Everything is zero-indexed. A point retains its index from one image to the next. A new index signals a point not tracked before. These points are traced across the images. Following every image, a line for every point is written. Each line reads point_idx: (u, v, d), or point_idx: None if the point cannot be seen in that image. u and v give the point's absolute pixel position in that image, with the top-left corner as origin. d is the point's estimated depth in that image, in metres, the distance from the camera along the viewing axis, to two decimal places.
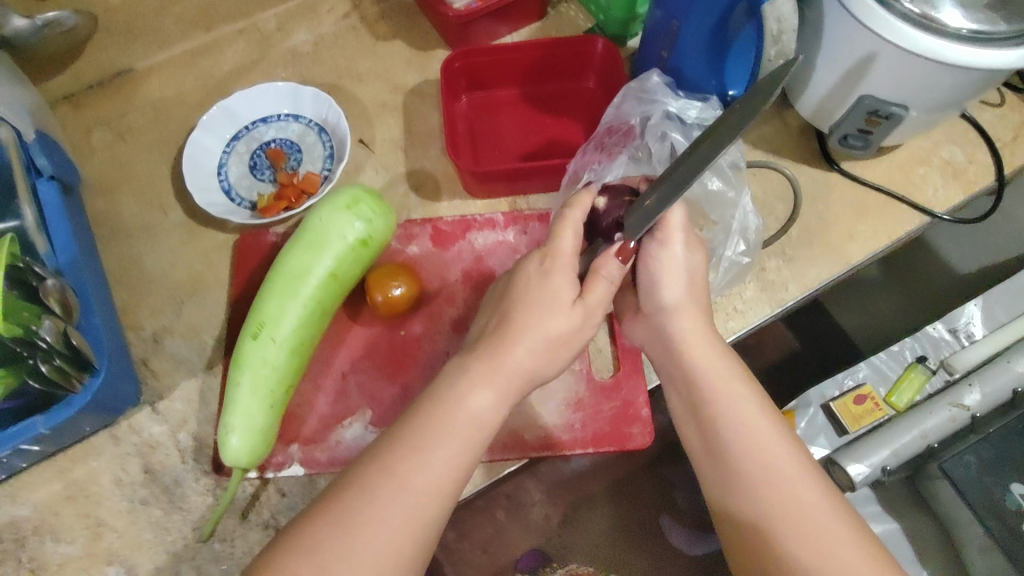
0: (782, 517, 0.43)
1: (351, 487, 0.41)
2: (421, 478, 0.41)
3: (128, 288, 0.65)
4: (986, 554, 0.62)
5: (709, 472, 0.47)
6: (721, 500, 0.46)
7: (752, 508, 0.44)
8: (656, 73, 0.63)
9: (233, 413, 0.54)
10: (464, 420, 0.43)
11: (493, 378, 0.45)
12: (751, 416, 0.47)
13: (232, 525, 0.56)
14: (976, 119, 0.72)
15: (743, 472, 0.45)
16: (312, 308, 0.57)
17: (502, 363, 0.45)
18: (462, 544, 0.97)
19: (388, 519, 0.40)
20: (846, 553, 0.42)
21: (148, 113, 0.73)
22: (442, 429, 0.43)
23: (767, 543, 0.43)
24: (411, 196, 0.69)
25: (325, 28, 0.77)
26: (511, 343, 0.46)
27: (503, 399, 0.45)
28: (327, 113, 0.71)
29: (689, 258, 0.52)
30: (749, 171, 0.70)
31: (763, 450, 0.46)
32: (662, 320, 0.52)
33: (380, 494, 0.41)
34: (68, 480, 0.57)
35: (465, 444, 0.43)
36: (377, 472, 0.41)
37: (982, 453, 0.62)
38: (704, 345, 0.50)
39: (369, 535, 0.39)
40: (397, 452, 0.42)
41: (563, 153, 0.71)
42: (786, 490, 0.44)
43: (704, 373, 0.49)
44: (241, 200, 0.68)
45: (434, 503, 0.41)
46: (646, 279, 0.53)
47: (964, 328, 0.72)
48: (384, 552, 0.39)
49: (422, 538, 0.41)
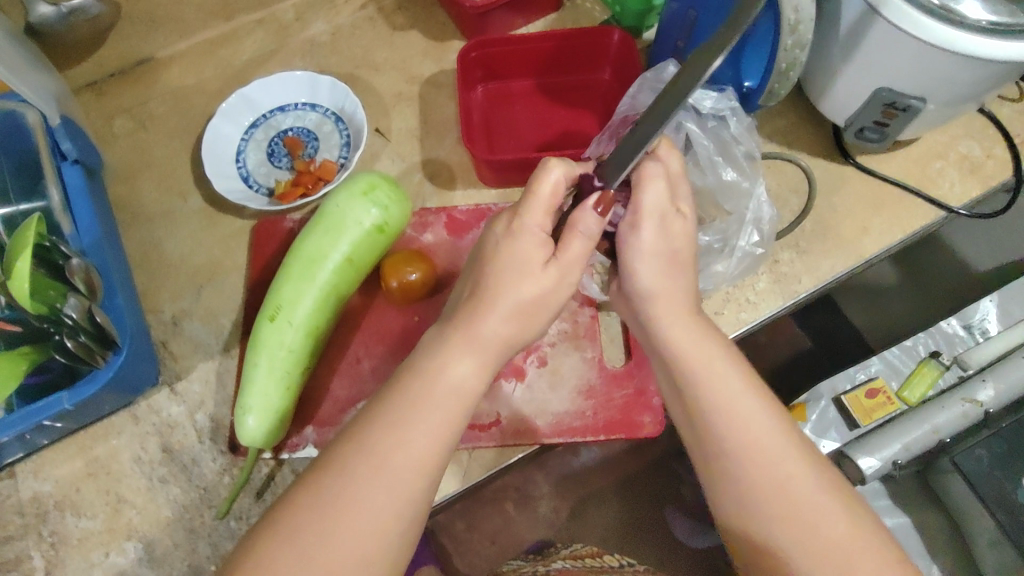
0: (772, 497, 0.44)
1: (331, 471, 0.41)
2: (398, 460, 0.41)
3: (148, 272, 0.66)
4: (994, 549, 0.62)
5: (700, 455, 0.47)
6: (710, 482, 0.47)
7: (740, 491, 0.45)
8: (672, 62, 0.61)
9: (250, 395, 0.54)
10: (444, 390, 0.44)
11: (474, 347, 0.45)
12: (739, 398, 0.46)
13: (247, 504, 0.57)
14: (995, 113, 0.71)
15: (732, 452, 0.45)
16: (328, 292, 0.58)
17: (475, 333, 0.45)
18: (471, 534, 0.99)
19: (368, 505, 0.40)
20: (836, 533, 0.42)
21: (169, 101, 0.74)
22: (426, 401, 0.43)
23: (755, 523, 0.44)
24: (426, 185, 0.70)
25: (342, 19, 0.78)
26: (487, 308, 0.46)
27: (482, 365, 0.45)
28: (344, 102, 0.72)
29: (666, 240, 0.50)
30: (764, 162, 0.70)
31: (753, 430, 0.45)
32: (644, 305, 0.50)
33: (361, 475, 0.41)
34: (89, 457, 0.58)
35: (441, 420, 0.43)
36: (356, 455, 0.41)
37: (993, 447, 0.62)
38: (686, 327, 0.49)
39: (357, 515, 0.40)
40: (379, 434, 0.42)
41: (577, 144, 0.71)
42: (775, 471, 0.44)
43: (688, 356, 0.48)
44: (259, 186, 0.70)
45: (415, 483, 0.42)
46: (624, 262, 0.51)
47: (978, 324, 0.71)
48: (373, 530, 0.40)
49: (406, 516, 0.41)
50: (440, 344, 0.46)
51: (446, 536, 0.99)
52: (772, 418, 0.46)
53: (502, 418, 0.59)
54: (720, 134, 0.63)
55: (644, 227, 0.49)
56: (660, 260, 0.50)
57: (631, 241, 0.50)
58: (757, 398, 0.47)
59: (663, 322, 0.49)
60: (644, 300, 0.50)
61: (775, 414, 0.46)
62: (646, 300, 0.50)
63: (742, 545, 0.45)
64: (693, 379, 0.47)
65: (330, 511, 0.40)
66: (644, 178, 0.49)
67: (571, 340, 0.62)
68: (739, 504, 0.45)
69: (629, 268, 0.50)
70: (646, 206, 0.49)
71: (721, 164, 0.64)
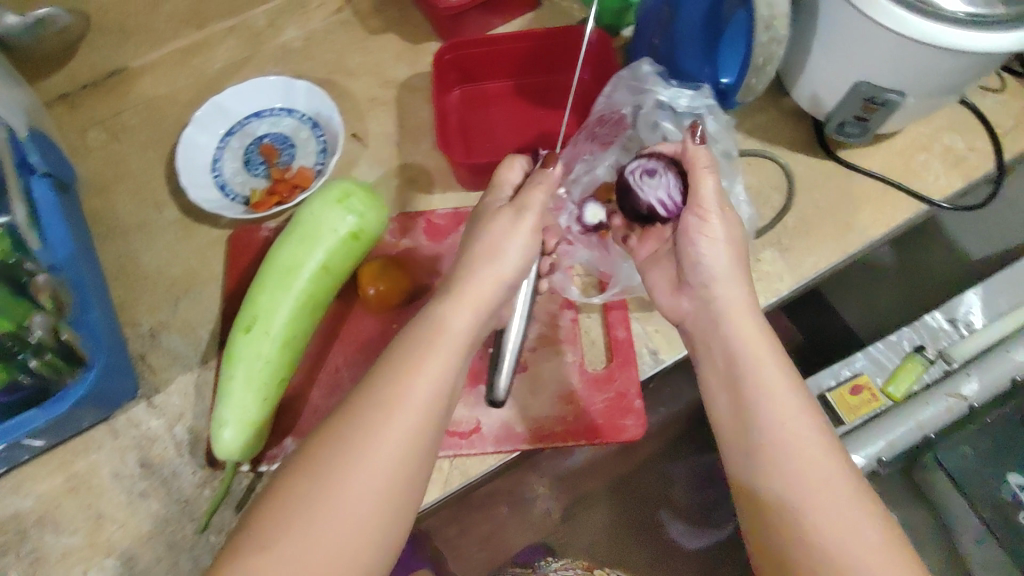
0: (785, 442, 0.45)
1: (347, 418, 0.43)
2: (421, 391, 0.44)
3: (125, 284, 0.66)
4: (983, 546, 0.62)
5: (721, 394, 0.49)
6: (725, 420, 0.48)
7: (756, 430, 0.46)
8: (647, 61, 0.63)
9: (227, 406, 0.54)
10: (452, 339, 0.47)
11: (476, 302, 0.49)
12: (760, 345, 0.49)
13: (228, 516, 0.56)
14: (977, 105, 0.70)
15: (747, 407, 0.47)
16: (305, 301, 0.57)
17: (479, 288, 0.50)
18: (462, 540, 0.98)
19: (377, 453, 0.41)
20: (842, 490, 0.43)
21: (142, 111, 0.74)
22: (437, 343, 0.46)
23: (764, 462, 0.45)
24: (404, 190, 0.69)
25: (316, 24, 0.77)
26: (493, 259, 0.51)
27: (480, 315, 0.49)
28: (320, 107, 0.71)
29: (730, 229, 0.53)
30: (744, 160, 0.69)
31: (766, 389, 0.47)
32: (706, 289, 0.53)
33: (398, 392, 0.43)
34: (69, 473, 0.58)
35: (446, 365, 0.46)
36: (377, 393, 0.43)
37: (979, 445, 0.63)
38: (743, 310, 0.51)
39: (389, 429, 0.42)
40: (397, 377, 0.44)
41: (556, 145, 0.70)
42: (791, 419, 0.45)
43: (730, 319, 0.51)
44: (235, 195, 0.69)
45: (422, 432, 0.43)
46: (690, 252, 0.54)
47: (963, 318, 0.70)
48: (401, 442, 0.42)
49: (412, 468, 0.42)
50: (453, 301, 0.49)
51: (438, 541, 0.98)
52: (785, 377, 0.47)
53: (483, 424, 0.59)
54: (698, 133, 0.63)
55: (710, 217, 0.53)
56: (727, 247, 0.53)
57: (698, 232, 0.54)
58: (774, 357, 0.48)
59: (727, 301, 0.52)
60: (707, 283, 0.53)
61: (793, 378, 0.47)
62: (711, 283, 0.53)
63: (750, 504, 0.45)
64: (725, 319, 0.51)
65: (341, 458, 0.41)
66: (698, 172, 0.54)
67: (551, 344, 0.62)
68: (749, 461, 0.45)
69: (695, 258, 0.54)
70: (709, 197, 0.53)
71: None
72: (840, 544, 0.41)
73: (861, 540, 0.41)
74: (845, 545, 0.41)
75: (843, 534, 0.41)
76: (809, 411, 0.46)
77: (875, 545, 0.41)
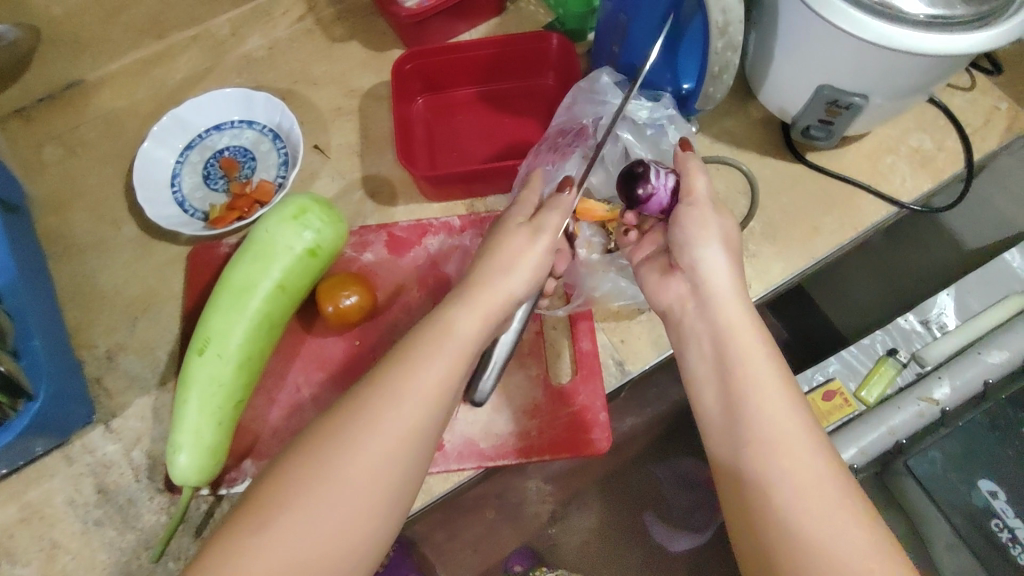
0: (772, 435, 0.44)
1: (338, 422, 0.41)
2: (421, 390, 0.43)
3: (81, 306, 0.64)
4: (953, 552, 0.61)
5: (711, 385, 0.48)
6: (714, 413, 0.47)
7: (745, 423, 0.45)
8: (605, 72, 0.62)
9: (181, 431, 0.53)
10: (453, 344, 0.45)
11: (478, 306, 0.47)
12: (752, 339, 0.48)
13: (186, 543, 0.55)
14: (946, 104, 0.70)
15: (737, 403, 0.46)
16: (260, 321, 0.56)
17: (485, 290, 0.48)
18: (453, 544, 0.97)
19: (367, 455, 0.40)
20: (830, 490, 0.41)
21: (101, 125, 0.72)
22: (439, 342, 0.45)
23: (750, 455, 0.44)
24: (366, 203, 0.68)
25: (279, 32, 0.76)
26: (502, 270, 0.49)
27: (484, 323, 0.47)
28: (280, 119, 0.70)
29: (720, 218, 0.53)
30: (710, 166, 0.68)
31: (761, 387, 0.46)
32: (695, 275, 0.52)
33: (395, 390, 0.42)
34: (22, 503, 0.57)
35: (446, 368, 0.44)
36: (371, 393, 0.42)
37: (947, 448, 0.62)
38: (730, 298, 0.50)
39: (383, 430, 0.41)
40: (393, 375, 0.43)
41: (522, 153, 0.69)
42: (779, 415, 0.44)
43: (722, 313, 0.50)
44: (195, 211, 0.67)
45: (416, 440, 0.42)
46: (679, 236, 0.54)
47: (936, 319, 0.68)
48: (393, 444, 0.41)
49: (401, 475, 0.41)
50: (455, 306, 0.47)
51: (427, 547, 0.97)
52: (780, 377, 0.46)
53: (446, 442, 0.57)
54: (659, 142, 0.62)
55: (698, 204, 0.54)
56: (719, 236, 0.52)
57: (688, 217, 0.53)
58: (764, 356, 0.47)
59: (715, 287, 0.51)
60: (699, 269, 0.52)
61: (789, 381, 0.46)
62: (701, 265, 0.52)
63: (735, 502, 0.44)
64: (719, 308, 0.50)
65: (328, 462, 0.40)
66: (691, 169, 0.55)
67: (515, 358, 0.61)
68: (736, 458, 0.44)
69: (686, 240, 0.53)
70: (698, 188, 0.54)
71: None
72: (825, 543, 0.40)
73: (848, 542, 0.40)
74: (830, 545, 0.39)
75: (827, 535, 0.40)
76: (799, 413, 0.45)
77: (857, 541, 0.40)
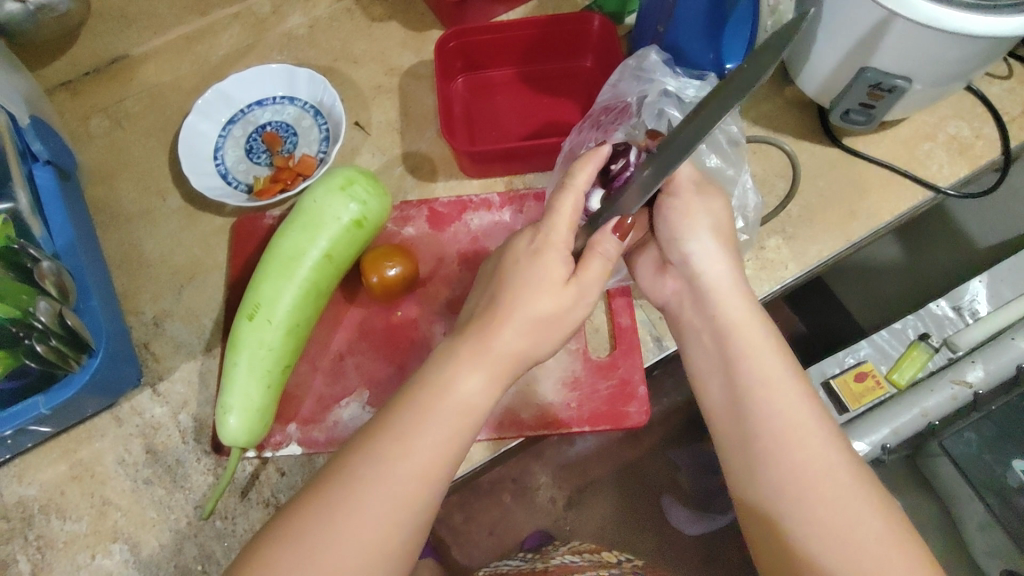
0: (784, 432, 0.44)
1: (361, 455, 0.42)
2: (448, 404, 0.43)
3: (128, 273, 0.66)
4: (985, 532, 0.62)
5: (718, 378, 0.48)
6: (726, 414, 0.47)
7: (757, 423, 0.45)
8: (654, 50, 0.62)
9: (231, 394, 0.54)
10: (457, 394, 0.44)
11: (487, 357, 0.45)
12: (747, 330, 0.48)
13: (233, 503, 0.57)
14: (984, 92, 0.70)
15: (743, 401, 0.46)
16: (307, 289, 0.57)
17: (495, 333, 0.46)
18: (469, 526, 0.99)
19: (402, 472, 0.41)
20: (842, 477, 0.43)
21: (145, 99, 0.73)
22: (470, 350, 0.45)
23: (761, 454, 0.45)
24: (407, 178, 0.69)
25: (320, 11, 0.77)
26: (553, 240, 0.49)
27: (493, 372, 0.45)
28: (322, 95, 0.71)
29: (705, 205, 0.52)
30: (750, 147, 0.69)
31: (767, 382, 0.46)
32: (688, 269, 0.52)
33: (420, 407, 0.43)
34: (73, 461, 0.58)
35: (461, 409, 0.44)
36: (402, 411, 0.43)
37: (983, 430, 0.62)
38: (729, 289, 0.50)
39: (409, 445, 0.42)
40: (421, 396, 0.44)
41: (561, 133, 0.70)
42: (789, 412, 0.45)
43: (721, 306, 0.50)
44: (238, 183, 0.68)
45: (425, 481, 0.42)
46: (667, 232, 0.53)
47: (968, 305, 0.69)
48: (428, 460, 0.42)
49: (419, 509, 0.41)
50: (494, 284, 0.48)
51: (444, 528, 0.99)
52: (788, 371, 0.47)
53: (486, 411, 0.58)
54: None
55: (682, 192, 0.53)
56: (704, 228, 0.52)
57: (673, 208, 0.53)
58: (766, 345, 0.48)
59: (710, 279, 0.51)
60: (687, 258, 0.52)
61: (793, 372, 0.47)
62: (692, 260, 0.52)
63: (750, 500, 0.45)
64: (713, 293, 0.50)
65: (353, 494, 0.40)
66: None
67: None
68: (749, 457, 0.45)
69: (674, 235, 0.53)
70: (680, 176, 0.53)
71: (705, 151, 0.64)
72: (842, 533, 0.41)
73: (861, 530, 0.41)
74: (844, 533, 0.41)
75: (842, 524, 0.41)
76: (805, 399, 0.46)
77: (872, 526, 0.41)
